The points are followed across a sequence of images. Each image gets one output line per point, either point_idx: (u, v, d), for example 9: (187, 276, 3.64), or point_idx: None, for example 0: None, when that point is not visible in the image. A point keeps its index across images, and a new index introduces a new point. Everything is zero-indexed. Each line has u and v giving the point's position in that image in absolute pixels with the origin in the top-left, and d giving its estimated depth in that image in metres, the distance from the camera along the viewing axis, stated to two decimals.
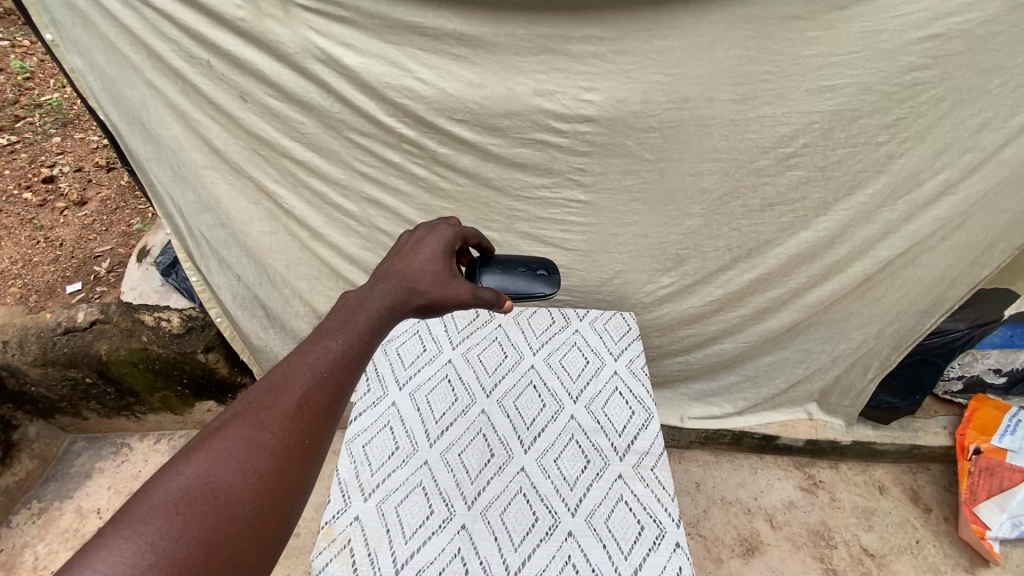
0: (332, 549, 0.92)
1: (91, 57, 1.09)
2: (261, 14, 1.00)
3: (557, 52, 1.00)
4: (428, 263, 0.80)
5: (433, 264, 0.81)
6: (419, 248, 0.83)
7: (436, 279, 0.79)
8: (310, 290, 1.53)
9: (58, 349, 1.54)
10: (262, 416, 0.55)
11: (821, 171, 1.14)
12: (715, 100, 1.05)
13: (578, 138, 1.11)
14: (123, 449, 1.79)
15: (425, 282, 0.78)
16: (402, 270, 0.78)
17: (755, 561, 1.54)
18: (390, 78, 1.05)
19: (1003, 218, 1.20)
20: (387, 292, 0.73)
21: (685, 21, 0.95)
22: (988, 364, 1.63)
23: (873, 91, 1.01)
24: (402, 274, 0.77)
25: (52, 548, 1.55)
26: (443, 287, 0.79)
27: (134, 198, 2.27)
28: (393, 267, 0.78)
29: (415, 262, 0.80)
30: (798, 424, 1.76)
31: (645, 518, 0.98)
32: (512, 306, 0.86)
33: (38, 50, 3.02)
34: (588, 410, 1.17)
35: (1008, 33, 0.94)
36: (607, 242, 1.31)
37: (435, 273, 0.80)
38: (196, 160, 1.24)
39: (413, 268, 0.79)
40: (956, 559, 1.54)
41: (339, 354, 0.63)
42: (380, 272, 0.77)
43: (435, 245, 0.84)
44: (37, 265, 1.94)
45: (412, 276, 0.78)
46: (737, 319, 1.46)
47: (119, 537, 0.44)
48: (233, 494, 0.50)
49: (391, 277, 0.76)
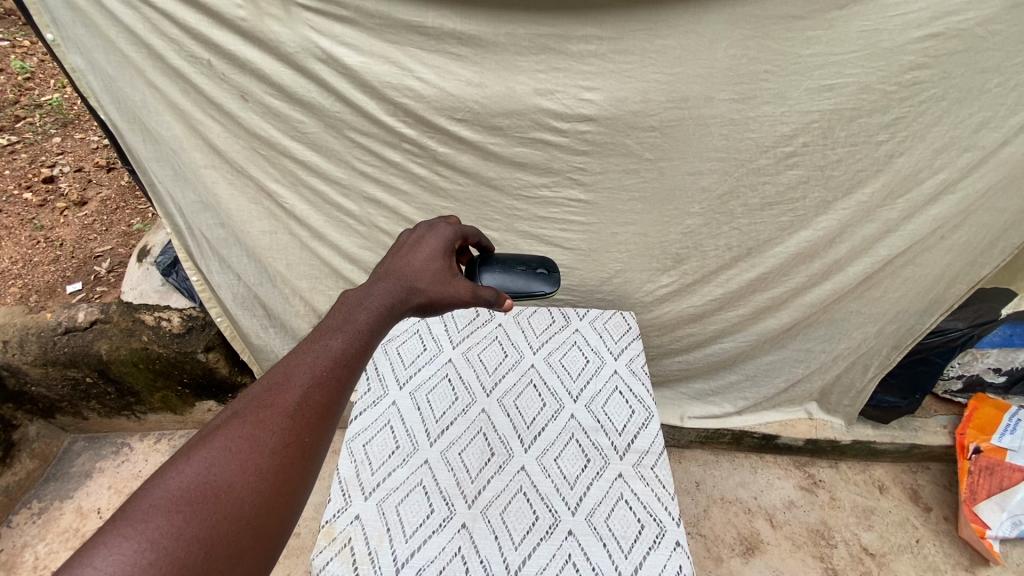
0: (332, 548, 0.92)
1: (92, 56, 1.09)
2: (261, 13, 1.00)
3: (556, 52, 1.00)
4: (428, 262, 0.81)
5: (432, 263, 0.81)
6: (419, 247, 0.83)
7: (436, 278, 0.79)
8: (310, 289, 1.53)
9: (58, 349, 1.54)
10: (262, 415, 0.55)
11: (820, 170, 1.14)
12: (715, 99, 1.05)
13: (578, 137, 1.12)
14: (123, 449, 1.79)
15: (425, 281, 0.78)
16: (402, 270, 0.78)
17: (755, 560, 1.54)
18: (390, 78, 1.05)
19: (1003, 217, 1.20)
20: (387, 291, 0.73)
21: (684, 21, 0.95)
22: (987, 363, 1.63)
23: (873, 90, 1.02)
24: (401, 273, 0.77)
25: (52, 548, 1.55)
26: (443, 286, 0.80)
27: (134, 198, 2.27)
28: (393, 266, 0.78)
29: (415, 261, 0.80)
30: (798, 424, 1.76)
31: (645, 517, 0.98)
32: (512, 305, 0.86)
33: (38, 50, 3.03)
34: (588, 409, 1.17)
35: (1008, 32, 0.94)
36: (607, 241, 1.31)
37: (435, 273, 0.80)
38: (196, 160, 1.24)
39: (413, 267, 0.79)
40: (956, 558, 1.54)
41: (339, 353, 0.63)
42: (380, 271, 0.77)
43: (435, 244, 0.84)
44: (37, 265, 1.95)
45: (412, 275, 0.78)
46: (737, 319, 1.46)
47: (119, 536, 0.45)
48: (233, 493, 0.50)
49: (391, 276, 0.76)
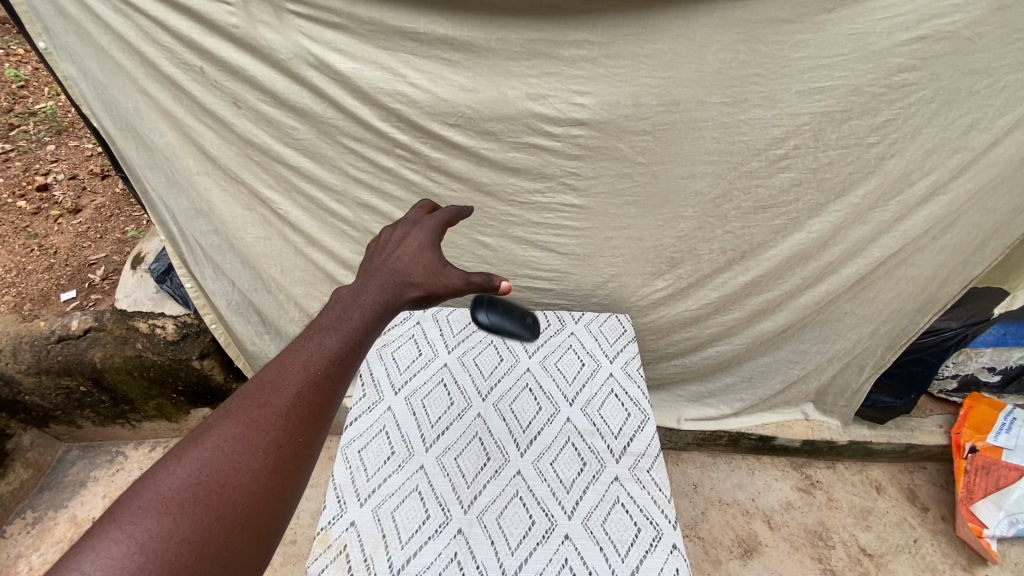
0: (328, 555, 0.91)
1: (84, 64, 1.09)
2: (254, 20, 1.00)
3: (548, 56, 1.01)
4: (419, 256, 0.80)
5: (422, 257, 0.80)
6: (406, 241, 0.83)
7: (428, 269, 0.79)
8: (305, 295, 1.52)
9: (52, 357, 1.53)
10: (255, 415, 0.55)
11: (812, 172, 1.14)
12: (706, 103, 1.05)
13: (571, 142, 1.12)
14: (118, 458, 1.78)
15: (418, 274, 0.78)
16: (393, 265, 0.78)
17: (754, 562, 1.54)
18: (383, 83, 1.06)
19: (995, 216, 1.21)
20: (381, 287, 0.74)
21: (674, 25, 0.96)
22: (981, 362, 1.64)
23: (862, 92, 1.02)
24: (394, 270, 0.77)
25: (47, 558, 1.54)
26: (436, 275, 0.78)
27: (128, 204, 2.26)
28: (385, 262, 0.79)
29: (405, 255, 0.80)
30: (794, 424, 1.76)
31: (642, 520, 0.97)
32: (507, 285, 0.81)
33: (32, 58, 3.02)
34: (584, 412, 1.17)
35: (994, 35, 0.95)
36: (601, 246, 1.31)
37: (427, 264, 0.79)
38: (189, 166, 1.24)
39: (403, 262, 0.79)
40: (954, 558, 1.55)
41: (333, 352, 0.62)
42: (371, 269, 0.78)
43: (424, 238, 0.84)
44: (31, 273, 1.95)
45: (405, 269, 0.78)
46: (733, 321, 1.46)
47: (108, 539, 0.45)
48: (226, 493, 0.50)
49: (383, 272, 0.77)
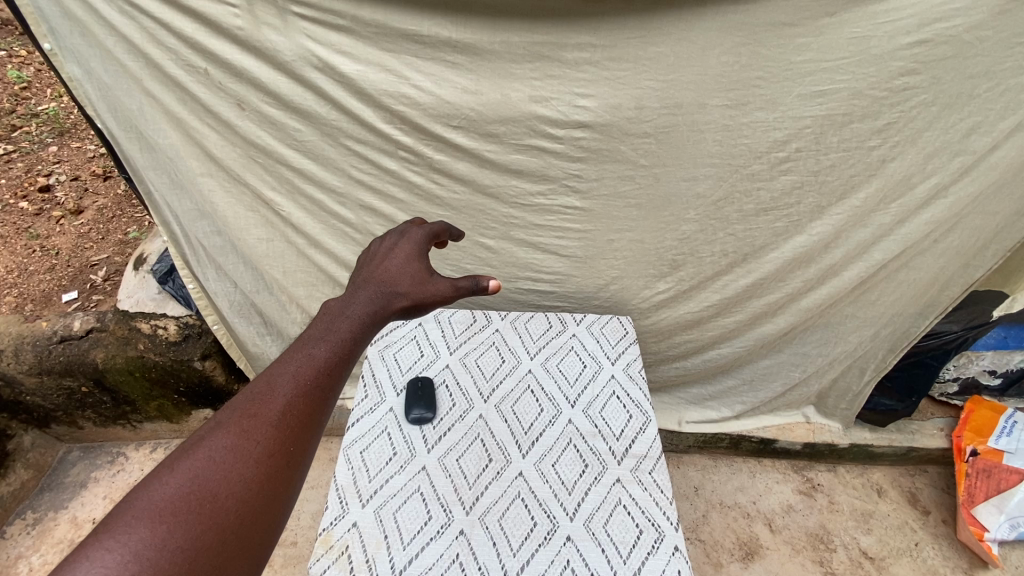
0: (329, 556, 0.91)
1: (90, 65, 1.10)
2: (259, 22, 1.01)
3: (551, 59, 1.01)
4: (405, 267, 0.83)
5: (409, 267, 0.83)
6: (394, 253, 0.85)
7: (414, 280, 0.81)
8: (306, 297, 1.53)
9: (54, 358, 1.53)
10: (246, 424, 0.55)
11: (814, 175, 1.15)
12: (707, 105, 1.06)
13: (574, 144, 1.12)
14: (118, 459, 1.77)
15: (405, 284, 0.80)
16: (380, 277, 0.80)
17: (755, 565, 1.54)
18: (387, 85, 1.06)
19: (996, 219, 1.21)
20: (369, 297, 0.75)
21: (677, 28, 0.96)
22: (983, 365, 1.65)
23: (863, 95, 1.03)
24: (382, 280, 0.79)
25: (47, 559, 1.53)
26: (423, 286, 0.81)
27: (131, 206, 2.26)
28: (372, 275, 0.80)
29: (392, 267, 0.82)
30: (796, 427, 1.76)
31: (644, 522, 0.97)
32: (497, 284, 0.84)
33: (35, 60, 3.04)
34: (585, 414, 1.17)
35: (995, 39, 0.96)
36: (603, 247, 1.32)
37: (413, 275, 0.82)
38: (192, 167, 1.24)
39: (391, 273, 0.81)
40: (955, 561, 1.54)
41: (323, 361, 0.63)
42: (361, 280, 0.79)
43: (409, 249, 0.86)
44: (33, 274, 1.95)
45: (393, 280, 0.79)
46: (733, 325, 1.46)
47: (102, 548, 0.45)
48: (218, 502, 0.50)
49: (372, 283, 0.78)
